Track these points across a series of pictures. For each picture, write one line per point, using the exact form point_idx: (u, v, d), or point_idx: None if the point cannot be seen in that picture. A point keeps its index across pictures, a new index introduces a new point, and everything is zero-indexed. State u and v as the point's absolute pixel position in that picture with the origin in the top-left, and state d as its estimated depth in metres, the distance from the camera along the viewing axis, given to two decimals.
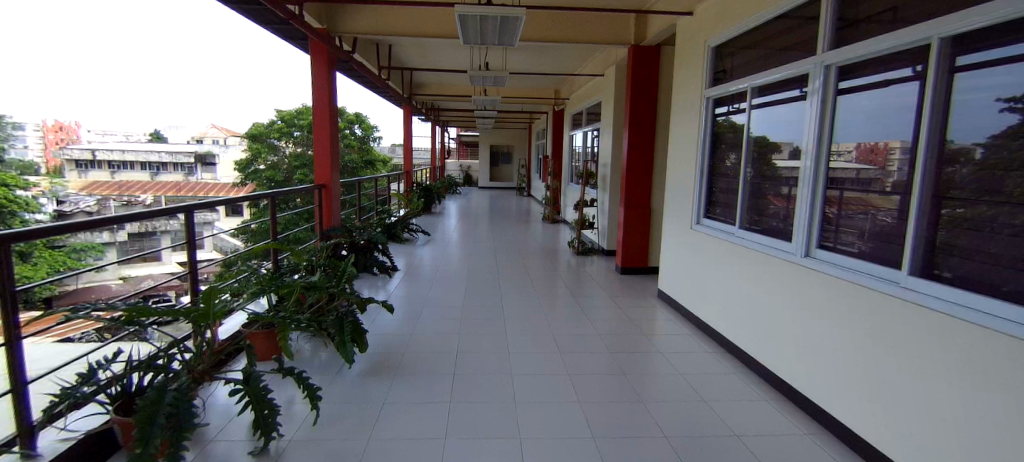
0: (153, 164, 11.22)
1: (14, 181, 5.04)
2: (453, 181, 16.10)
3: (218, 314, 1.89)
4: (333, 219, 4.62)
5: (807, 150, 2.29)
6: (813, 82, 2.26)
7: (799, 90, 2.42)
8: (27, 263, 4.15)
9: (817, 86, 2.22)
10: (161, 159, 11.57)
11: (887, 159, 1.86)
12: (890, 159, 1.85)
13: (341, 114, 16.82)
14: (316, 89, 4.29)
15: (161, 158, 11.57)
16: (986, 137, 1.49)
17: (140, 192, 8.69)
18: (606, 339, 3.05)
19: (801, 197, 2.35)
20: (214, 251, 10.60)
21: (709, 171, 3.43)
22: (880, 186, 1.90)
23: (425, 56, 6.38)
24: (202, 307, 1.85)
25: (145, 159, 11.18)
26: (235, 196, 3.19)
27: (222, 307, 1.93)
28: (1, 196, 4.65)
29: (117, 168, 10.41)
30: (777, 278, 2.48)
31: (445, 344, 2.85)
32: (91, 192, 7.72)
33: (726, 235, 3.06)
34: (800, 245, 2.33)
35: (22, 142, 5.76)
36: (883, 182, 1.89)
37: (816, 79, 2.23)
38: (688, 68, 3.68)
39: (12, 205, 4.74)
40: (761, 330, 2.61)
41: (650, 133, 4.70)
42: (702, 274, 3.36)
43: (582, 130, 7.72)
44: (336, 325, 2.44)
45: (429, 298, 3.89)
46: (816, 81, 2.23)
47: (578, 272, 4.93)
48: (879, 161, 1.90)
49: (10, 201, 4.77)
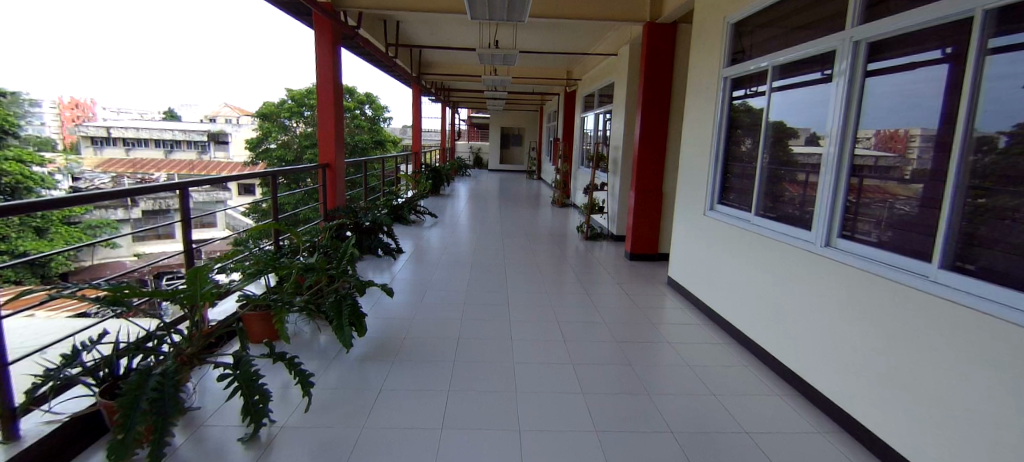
0: (167, 142, 11.26)
1: (31, 157, 5.10)
2: (463, 163, 15.99)
3: (207, 295, 1.84)
4: (338, 200, 4.55)
5: (831, 134, 2.12)
6: (839, 62, 2.09)
7: (820, 72, 2.29)
8: (44, 239, 4.21)
9: (842, 68, 2.06)
10: (175, 137, 11.66)
11: (907, 146, 1.77)
12: (910, 147, 1.76)
13: (351, 94, 16.74)
14: (321, 65, 4.19)
15: (176, 137, 11.66)
16: (1010, 126, 1.38)
17: (153, 170, 8.75)
18: (612, 328, 2.97)
19: (822, 185, 2.19)
20: (226, 228, 10.73)
21: (724, 155, 3.28)
22: (898, 174, 1.81)
23: (433, 33, 6.22)
24: (190, 287, 1.80)
25: (158, 137, 11.25)
26: (237, 175, 3.14)
27: (213, 287, 1.88)
28: (18, 172, 4.70)
29: (132, 145, 10.49)
30: (794, 270, 2.35)
31: (447, 330, 2.80)
32: (105, 169, 7.81)
33: (741, 223, 2.92)
34: (820, 235, 2.18)
35: (39, 119, 5.78)
36: (901, 170, 1.80)
37: (842, 60, 2.07)
38: (705, 46, 3.48)
39: (28, 181, 4.80)
40: (776, 324, 2.50)
41: (663, 116, 4.54)
42: (715, 263, 3.25)
43: (593, 112, 7.54)
44: (335, 307, 2.42)
45: (433, 281, 3.84)
46: (841, 62, 2.07)
47: (587, 258, 4.84)
48: (899, 148, 1.80)
49: (26, 176, 4.83)
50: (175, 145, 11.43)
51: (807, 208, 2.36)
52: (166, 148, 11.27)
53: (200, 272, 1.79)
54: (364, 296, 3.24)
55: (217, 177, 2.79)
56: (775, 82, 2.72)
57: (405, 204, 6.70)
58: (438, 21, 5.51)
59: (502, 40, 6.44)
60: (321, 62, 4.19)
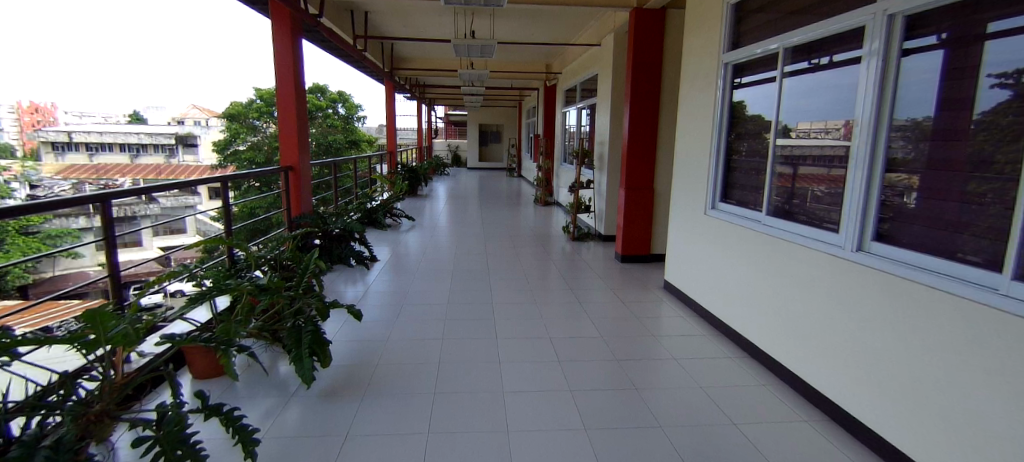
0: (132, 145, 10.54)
1: None
2: (440, 162, 15.59)
3: (116, 340, 1.40)
4: (303, 206, 4.15)
5: (861, 125, 1.87)
6: (840, 52, 2.07)
7: (806, 62, 2.31)
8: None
9: (843, 59, 2.05)
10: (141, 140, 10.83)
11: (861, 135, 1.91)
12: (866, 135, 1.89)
13: (323, 92, 16.12)
14: (278, 57, 3.79)
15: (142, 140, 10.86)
16: (980, 113, 1.49)
17: (118, 176, 8.02)
18: (610, 343, 2.70)
19: (851, 181, 1.94)
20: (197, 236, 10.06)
21: (726, 150, 3.02)
22: None
23: (405, 23, 5.81)
24: (91, 332, 1.36)
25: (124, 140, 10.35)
26: (188, 182, 2.70)
27: (125, 329, 1.44)
28: None
29: (95, 151, 9.55)
30: (818, 276, 2.10)
31: (427, 354, 2.48)
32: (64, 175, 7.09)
33: (751, 223, 2.65)
34: (851, 238, 1.92)
35: None
36: None
37: (842, 51, 2.05)
38: (703, 29, 3.19)
39: None
40: (796, 337, 2.25)
41: (654, 109, 4.29)
42: (718, 267, 2.99)
43: (575, 107, 7.26)
44: (291, 337, 2.08)
45: (411, 294, 3.53)
46: (841, 54, 2.06)
47: (575, 260, 4.58)
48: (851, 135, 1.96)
49: None
50: (142, 149, 10.64)
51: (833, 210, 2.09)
52: (132, 152, 10.45)
53: (100, 313, 1.37)
54: (328, 322, 2.86)
55: (154, 185, 2.36)
56: (787, 67, 2.44)
57: (379, 208, 6.31)
58: (408, 9, 5.14)
59: (479, 30, 6.10)
60: (280, 55, 3.79)
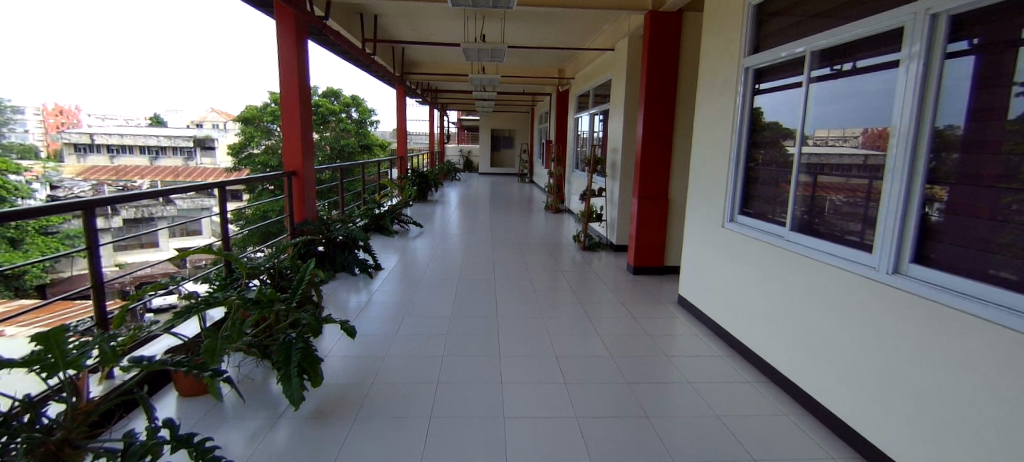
0: (154, 148, 10.51)
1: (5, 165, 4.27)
2: (452, 167, 15.56)
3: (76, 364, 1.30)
4: (307, 212, 4.07)
5: (899, 134, 1.69)
6: (864, 57, 1.93)
7: (829, 68, 2.15)
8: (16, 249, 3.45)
9: (869, 64, 1.91)
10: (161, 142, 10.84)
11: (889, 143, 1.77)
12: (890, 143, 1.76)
13: (337, 96, 16.22)
14: (284, 60, 3.73)
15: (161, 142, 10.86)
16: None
17: (137, 177, 8.00)
18: (620, 363, 2.53)
19: (886, 196, 1.75)
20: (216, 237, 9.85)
21: (745, 159, 2.85)
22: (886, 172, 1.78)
23: (414, 26, 5.74)
24: (52, 354, 1.27)
25: (144, 143, 10.25)
26: (168, 185, 2.61)
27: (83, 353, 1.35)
28: None
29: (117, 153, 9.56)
30: (846, 299, 1.93)
31: (425, 373, 2.35)
32: (84, 176, 7.07)
33: (772, 238, 2.47)
34: (885, 259, 1.74)
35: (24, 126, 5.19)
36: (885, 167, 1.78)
37: (867, 57, 1.92)
38: (721, 32, 3.03)
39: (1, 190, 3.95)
40: (821, 364, 2.07)
41: (668, 116, 4.13)
42: (737, 283, 2.81)
43: (588, 113, 7.12)
44: (281, 355, 1.98)
45: (414, 305, 3.41)
46: (866, 59, 1.93)
47: (585, 271, 4.42)
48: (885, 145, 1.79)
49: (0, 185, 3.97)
50: (161, 152, 10.68)
51: (866, 227, 1.90)
52: (151, 154, 10.50)
53: (55, 334, 1.27)
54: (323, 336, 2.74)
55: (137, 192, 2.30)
56: (813, 71, 2.26)
57: (387, 213, 6.21)
58: (418, 12, 5.06)
59: (489, 33, 6.04)
60: (285, 59, 3.73)
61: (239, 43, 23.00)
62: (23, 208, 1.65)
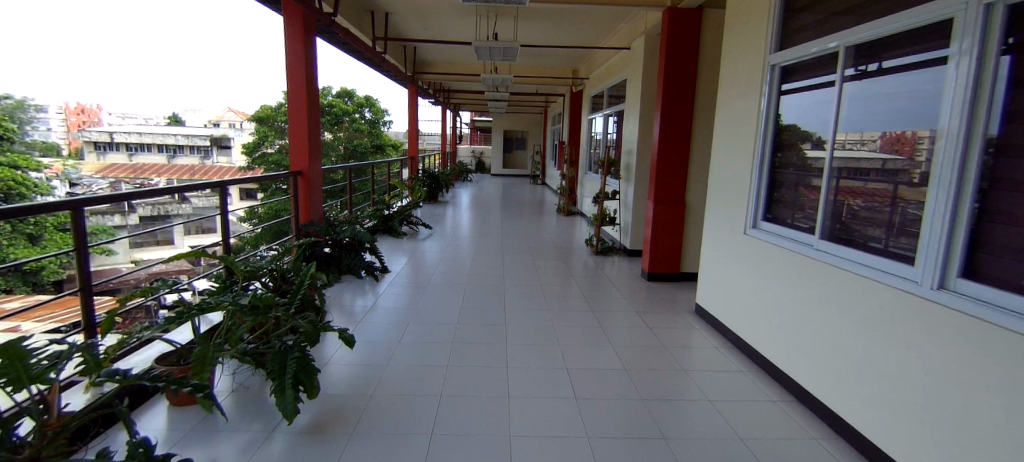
0: (172, 147, 10.46)
1: (26, 162, 4.13)
2: (464, 168, 15.52)
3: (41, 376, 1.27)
4: (313, 214, 4.00)
5: (948, 136, 1.52)
6: (891, 57, 1.84)
7: (854, 69, 2.03)
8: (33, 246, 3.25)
9: (895, 65, 1.82)
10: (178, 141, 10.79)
11: (915, 149, 1.70)
12: (918, 149, 1.68)
13: (351, 96, 16.27)
14: (291, 58, 3.66)
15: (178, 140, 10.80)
16: None
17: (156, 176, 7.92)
18: (634, 378, 2.39)
19: (932, 203, 1.58)
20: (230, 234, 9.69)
21: (770, 162, 2.67)
22: (909, 178, 1.72)
23: (426, 24, 5.65)
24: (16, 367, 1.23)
25: (161, 141, 10.20)
26: (172, 186, 2.56)
27: (50, 365, 1.31)
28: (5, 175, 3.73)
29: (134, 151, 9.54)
30: (882, 315, 1.76)
31: (428, 386, 2.23)
32: (102, 174, 7.01)
33: (799, 247, 2.30)
34: (929, 273, 1.56)
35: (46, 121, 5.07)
36: (911, 173, 1.71)
37: (893, 57, 1.83)
38: (745, 29, 2.87)
39: (19, 187, 3.80)
40: (855, 385, 1.90)
41: (686, 117, 3.97)
42: (760, 294, 2.64)
43: (602, 114, 6.96)
44: (276, 365, 1.89)
45: (420, 311, 3.30)
46: (892, 59, 1.83)
47: (598, 278, 4.27)
48: (907, 151, 1.73)
49: (19, 182, 3.83)
50: (178, 150, 10.70)
51: (903, 235, 1.75)
52: (169, 153, 10.49)
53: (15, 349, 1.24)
54: (323, 344, 2.65)
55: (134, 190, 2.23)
56: (850, 70, 2.06)
57: (396, 215, 6.13)
58: (429, 10, 4.97)
59: (501, 32, 5.93)
60: (292, 57, 3.67)
61: (256, 44, 23.24)
62: (12, 207, 1.58)
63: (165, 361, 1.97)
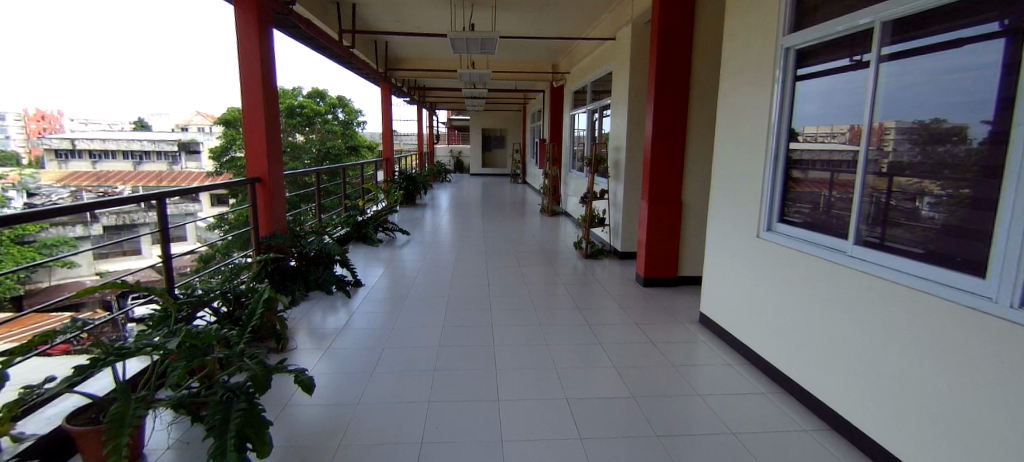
0: (136, 152, 9.11)
1: None
2: (442, 168, 15.09)
3: None
4: (274, 225, 3.61)
5: None
6: (891, 43, 1.77)
7: (848, 59, 2.01)
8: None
9: (894, 52, 1.76)
10: (143, 147, 9.48)
11: (882, 139, 1.81)
12: (885, 139, 1.80)
13: (323, 97, 15.65)
14: (246, 50, 3.26)
15: (144, 147, 9.49)
16: None
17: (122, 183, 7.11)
18: (647, 408, 2.09)
19: (1012, 204, 1.32)
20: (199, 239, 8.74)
21: (786, 157, 2.42)
22: (875, 168, 1.84)
23: (397, 15, 5.30)
24: None
25: (127, 147, 9.00)
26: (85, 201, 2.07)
27: None
28: None
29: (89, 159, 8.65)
30: (941, 337, 1.49)
31: (410, 430, 1.91)
32: (61, 182, 6.30)
33: (824, 252, 2.05)
34: (1010, 289, 1.31)
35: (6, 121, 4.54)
36: (879, 163, 1.82)
37: (894, 43, 1.76)
38: (754, 8, 2.60)
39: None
40: (904, 414, 1.64)
41: (682, 111, 3.72)
42: (775, 304, 2.39)
43: (584, 110, 6.74)
44: (216, 421, 1.53)
45: (399, 331, 2.97)
46: (892, 46, 1.76)
47: (591, 284, 3.99)
48: (874, 142, 1.83)
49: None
50: (145, 157, 9.60)
51: (888, 227, 1.79)
52: (135, 159, 9.32)
53: None
54: (278, 381, 2.29)
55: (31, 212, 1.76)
56: (886, 48, 1.79)
57: (369, 221, 5.75)
58: None
59: (480, 23, 5.60)
60: (245, 49, 3.26)
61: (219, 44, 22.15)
62: None
63: (81, 418, 1.62)
